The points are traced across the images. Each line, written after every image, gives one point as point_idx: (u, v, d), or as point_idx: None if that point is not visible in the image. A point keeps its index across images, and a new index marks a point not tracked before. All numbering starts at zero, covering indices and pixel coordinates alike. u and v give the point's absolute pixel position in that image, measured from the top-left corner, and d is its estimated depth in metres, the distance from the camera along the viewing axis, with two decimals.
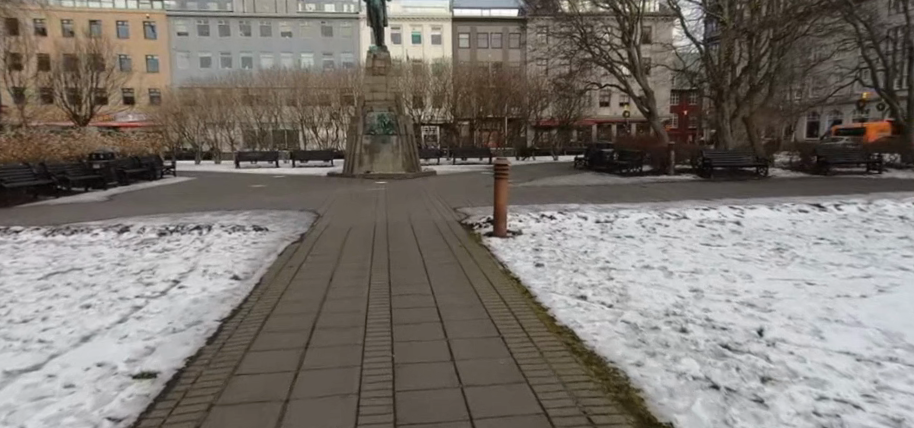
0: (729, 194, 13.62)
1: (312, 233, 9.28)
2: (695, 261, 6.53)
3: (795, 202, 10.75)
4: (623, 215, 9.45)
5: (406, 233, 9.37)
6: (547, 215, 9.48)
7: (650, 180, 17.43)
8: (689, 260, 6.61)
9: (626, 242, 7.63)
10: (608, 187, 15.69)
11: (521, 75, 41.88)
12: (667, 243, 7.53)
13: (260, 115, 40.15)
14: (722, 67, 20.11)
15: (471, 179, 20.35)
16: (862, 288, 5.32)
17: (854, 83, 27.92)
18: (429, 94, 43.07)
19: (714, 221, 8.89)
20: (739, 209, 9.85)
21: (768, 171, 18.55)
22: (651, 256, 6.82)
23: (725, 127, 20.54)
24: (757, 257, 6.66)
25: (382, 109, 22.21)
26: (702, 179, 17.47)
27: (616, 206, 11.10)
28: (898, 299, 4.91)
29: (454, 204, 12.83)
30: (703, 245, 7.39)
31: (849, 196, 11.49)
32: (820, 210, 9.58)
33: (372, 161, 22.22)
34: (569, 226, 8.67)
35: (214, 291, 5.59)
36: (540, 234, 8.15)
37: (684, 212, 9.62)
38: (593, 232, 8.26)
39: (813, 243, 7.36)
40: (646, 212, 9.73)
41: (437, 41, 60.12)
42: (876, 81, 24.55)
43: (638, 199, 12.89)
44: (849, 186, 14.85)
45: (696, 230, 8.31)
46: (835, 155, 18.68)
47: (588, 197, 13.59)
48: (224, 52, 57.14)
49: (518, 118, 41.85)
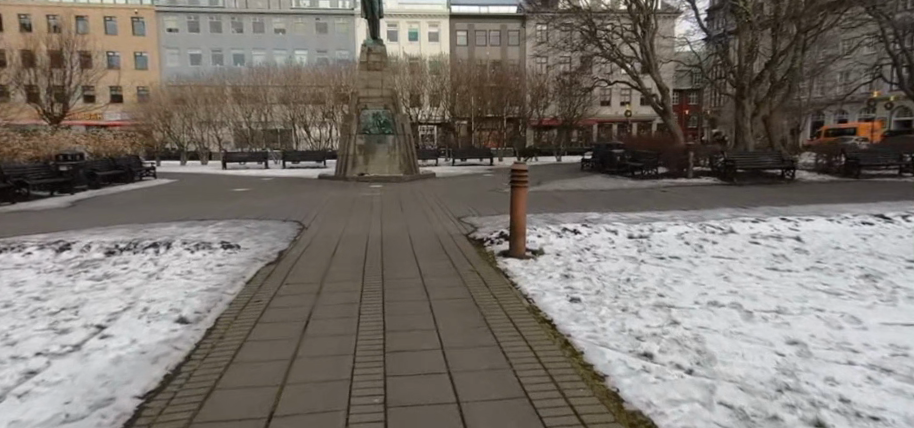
0: (764, 200, 12.25)
1: (292, 251, 7.81)
2: (774, 294, 5.12)
3: (849, 212, 9.41)
4: (659, 228, 8.08)
5: (404, 248, 7.91)
6: (571, 230, 8.09)
7: (668, 184, 16.07)
8: (765, 292, 5.21)
9: (674, 266, 6.23)
10: (625, 192, 14.32)
11: (521, 73, 40.53)
12: (726, 267, 6.14)
13: (250, 114, 38.42)
14: (743, 60, 18.66)
15: (474, 182, 18.98)
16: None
17: (874, 80, 26.58)
18: (427, 92, 41.52)
19: (770, 237, 7.51)
20: (792, 220, 8.47)
21: (795, 174, 17.16)
22: (714, 287, 5.42)
23: (745, 126, 19.13)
24: (849, 289, 5.28)
25: (378, 107, 20.82)
26: (724, 182, 16.12)
27: (644, 216, 9.70)
28: None
29: (457, 212, 11.40)
30: (771, 270, 5.99)
31: (906, 205, 10.17)
32: (886, 223, 8.20)
33: (366, 163, 20.83)
34: (599, 244, 7.29)
35: (145, 344, 4.16)
36: (567, 255, 6.75)
37: (729, 225, 8.24)
38: (630, 252, 6.86)
39: (905, 267, 6.01)
40: (684, 225, 8.35)
41: (434, 38, 58.67)
42: (900, 78, 23.23)
43: (663, 206, 11.51)
44: (890, 191, 13.54)
45: (753, 249, 6.93)
46: (866, 156, 17.31)
47: (606, 203, 12.21)
48: (215, 49, 55.56)
49: (517, 118, 40.58)
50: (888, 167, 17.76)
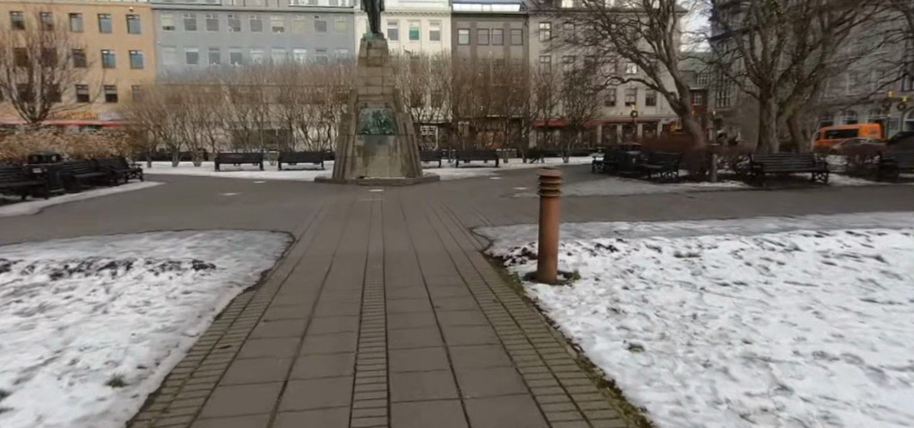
0: (806, 208, 11.07)
1: (275, 271, 6.58)
2: (901, 343, 3.90)
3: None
4: (709, 244, 6.91)
5: (409, 269, 6.71)
6: (605, 246, 6.89)
7: (691, 189, 14.94)
8: (885, 338, 4.00)
9: (746, 295, 5.02)
10: (648, 199, 13.17)
11: (525, 72, 39.43)
12: (812, 298, 4.94)
13: (246, 114, 37.35)
14: (769, 56, 17.53)
15: (479, 186, 17.83)
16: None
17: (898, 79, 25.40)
18: (429, 92, 40.39)
19: (846, 255, 6.31)
20: (861, 232, 7.24)
21: (827, 177, 16.07)
22: (813, 329, 4.21)
23: (770, 126, 18.03)
24: None
25: (378, 105, 19.69)
26: (751, 187, 14.99)
27: (682, 229, 8.50)
28: None
29: (467, 223, 10.22)
30: (871, 304, 4.79)
31: None
32: None
33: (366, 164, 19.73)
34: (643, 265, 6.09)
35: (53, 425, 2.94)
36: (610, 281, 5.55)
37: (791, 238, 7.04)
38: (685, 276, 5.66)
39: None
40: (737, 239, 7.12)
41: (436, 37, 57.58)
42: None
43: (696, 214, 10.35)
44: None
45: (834, 272, 5.73)
46: (903, 157, 16.21)
47: (630, 211, 11.04)
48: (212, 48, 54.37)
49: (522, 118, 39.46)
50: None
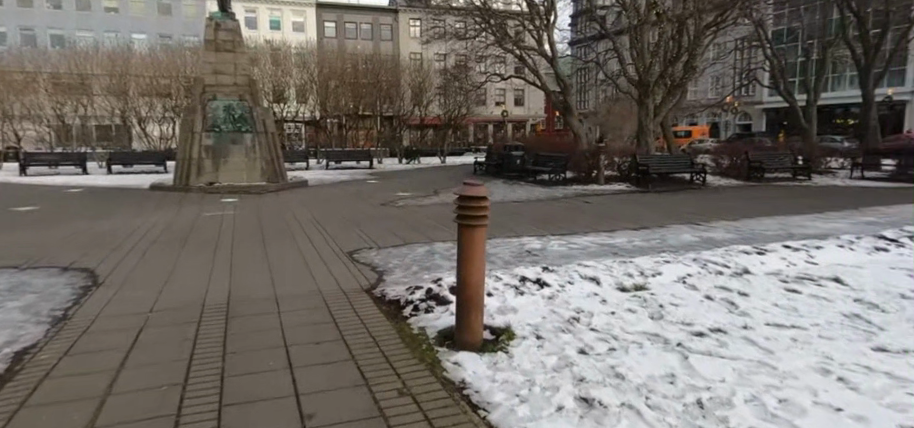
0: (704, 214, 10.70)
1: (45, 355, 4.15)
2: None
3: (825, 233, 7.88)
4: (648, 269, 5.72)
5: (265, 331, 4.64)
6: (531, 279, 5.40)
7: (581, 194, 14.41)
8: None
9: (738, 354, 3.70)
10: (543, 206, 12.21)
11: (398, 68, 37.61)
12: (816, 350, 3.72)
13: (64, 106, 31.24)
14: (645, 57, 17.79)
15: (356, 191, 15.84)
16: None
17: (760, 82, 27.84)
18: (293, 86, 37.13)
19: (804, 278, 5.36)
20: (795, 245, 6.51)
21: (704, 178, 16.54)
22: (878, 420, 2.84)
23: (647, 126, 18.50)
24: None
25: (230, 97, 16.68)
26: (638, 191, 14.85)
27: (599, 251, 7.34)
28: None
29: (344, 245, 8.25)
30: (891, 355, 3.62)
31: (865, 222, 9.02)
32: (899, 247, 6.45)
33: (216, 169, 16.66)
34: (588, 310, 4.65)
35: None
36: (558, 342, 3.99)
37: (734, 257, 6.08)
38: (647, 325, 4.27)
39: None
40: (676, 262, 5.99)
41: (300, 28, 53.74)
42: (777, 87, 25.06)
43: (602, 226, 9.41)
44: (809, 199, 12.92)
45: (809, 303, 4.67)
46: (768, 159, 17.89)
47: (532, 223, 9.86)
48: (24, 28, 45.53)
49: (394, 116, 37.76)
50: (785, 172, 18.55)
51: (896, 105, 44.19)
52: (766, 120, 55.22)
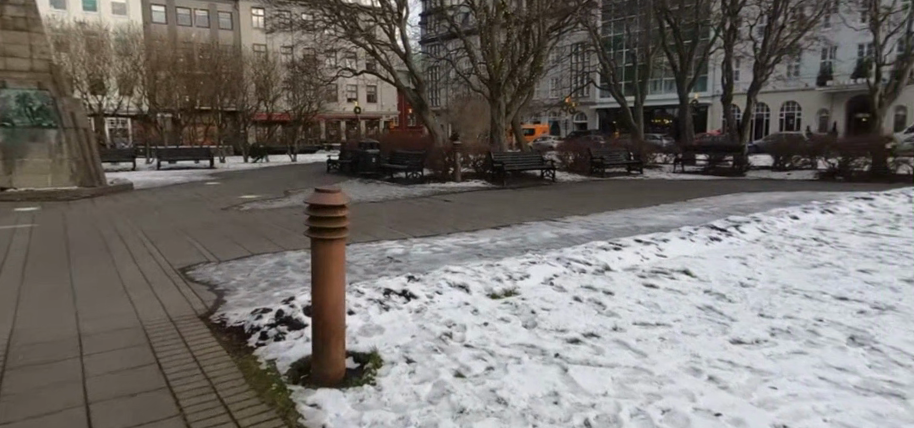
0: (558, 209, 11.20)
1: None
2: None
3: (665, 226, 8.52)
4: (516, 272, 5.58)
5: (58, 384, 3.57)
6: (398, 292, 4.94)
7: (440, 191, 14.43)
8: (831, 414, 2.79)
9: (614, 361, 3.55)
10: (403, 206, 11.86)
11: (241, 59, 34.82)
12: (684, 349, 3.72)
13: None
14: (496, 57, 18.31)
15: (193, 195, 14.12)
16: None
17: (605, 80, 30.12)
18: (114, 76, 32.53)
19: (658, 273, 5.59)
20: (645, 240, 6.87)
21: (553, 174, 17.57)
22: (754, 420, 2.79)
23: (500, 125, 19.39)
24: (911, 380, 3.19)
25: (26, 86, 13.83)
26: (495, 188, 15.28)
27: (464, 255, 7.15)
28: None
29: (176, 261, 7.08)
30: (747, 347, 3.73)
31: (694, 213, 10.01)
32: (728, 236, 7.14)
33: (9, 172, 13.62)
34: (460, 322, 4.31)
35: None
36: (430, 365, 3.56)
37: (594, 255, 6.20)
38: (521, 335, 4.03)
39: (853, 312, 4.32)
40: (541, 263, 5.95)
41: (120, 11, 47.41)
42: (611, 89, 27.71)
43: (464, 226, 9.33)
44: (645, 192, 14.26)
45: (667, 299, 4.80)
46: (607, 156, 19.55)
47: (393, 225, 9.47)
48: None
49: (237, 112, 34.79)
50: (621, 166, 20.50)
51: (701, 107, 51.35)
52: (598, 120, 61.01)
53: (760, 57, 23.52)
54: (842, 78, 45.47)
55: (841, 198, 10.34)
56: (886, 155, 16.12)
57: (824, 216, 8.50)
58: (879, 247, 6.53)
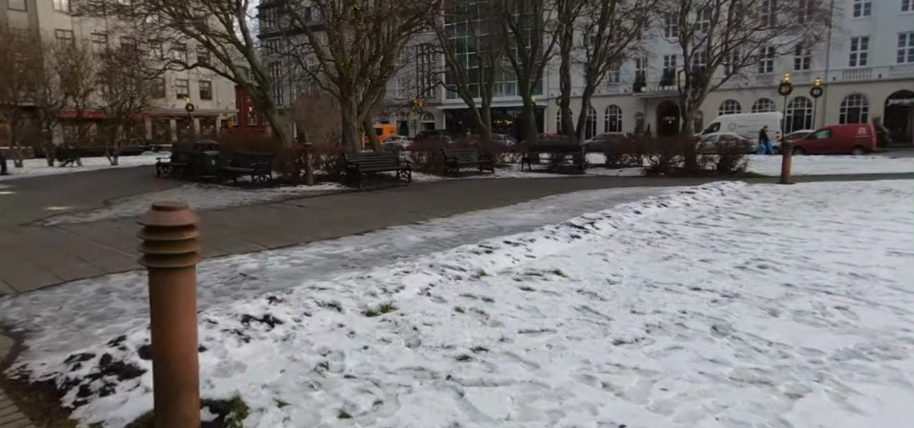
0: (419, 212, 11.05)
1: None
2: (748, 423, 2.74)
3: (527, 227, 8.75)
4: (390, 284, 5.21)
5: None
6: (258, 317, 4.30)
7: (292, 196, 13.51)
8: (720, 411, 2.87)
9: (509, 377, 3.36)
10: (252, 214, 10.82)
11: (40, 45, 29.56)
12: (574, 355, 3.66)
13: None
14: (346, 54, 17.75)
15: None
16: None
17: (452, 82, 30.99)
18: None
19: (531, 275, 5.61)
20: (513, 240, 6.93)
21: (409, 175, 17.47)
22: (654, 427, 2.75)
23: (352, 124, 18.85)
24: (772, 365, 3.45)
25: None
26: (351, 190, 14.74)
27: (331, 267, 6.59)
28: None
29: None
30: (629, 346, 3.80)
31: (549, 211, 10.49)
32: (586, 233, 7.50)
33: None
34: (336, 349, 3.83)
35: None
36: (309, 407, 3.05)
37: (467, 259, 6.07)
38: (406, 358, 3.67)
39: (709, 301, 4.67)
40: (415, 271, 5.65)
41: None
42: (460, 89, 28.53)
43: (323, 235, 8.73)
44: (499, 191, 14.75)
45: (545, 301, 4.79)
46: (460, 156, 19.98)
47: (242, 236, 8.53)
48: None
49: (35, 107, 29.38)
50: (474, 166, 21.10)
51: (539, 109, 55.29)
52: (446, 120, 62.69)
53: (592, 65, 25.81)
54: (652, 85, 51.93)
55: (669, 193, 11.57)
56: (695, 153, 18.57)
57: (661, 210, 9.39)
58: (710, 237, 7.32)
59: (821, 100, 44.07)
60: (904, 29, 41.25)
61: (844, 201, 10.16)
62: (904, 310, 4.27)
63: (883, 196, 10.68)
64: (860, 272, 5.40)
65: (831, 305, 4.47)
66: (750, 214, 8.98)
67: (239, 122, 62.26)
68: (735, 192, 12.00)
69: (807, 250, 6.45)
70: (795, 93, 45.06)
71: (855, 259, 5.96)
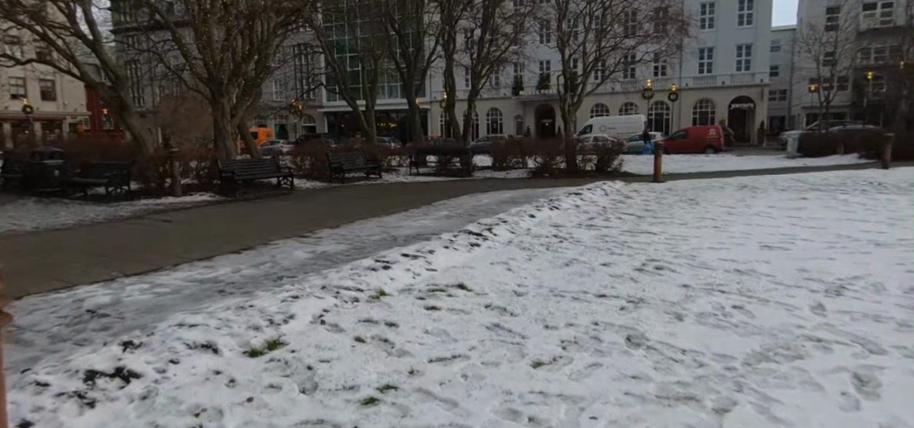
0: (305, 224, 10.19)
1: None
2: None
3: (422, 237, 8.35)
4: (276, 313, 4.54)
5: None
6: (109, 371, 3.48)
7: (155, 209, 11.99)
8: None
9: (424, 421, 2.93)
10: (104, 232, 9.35)
11: None
12: (493, 385, 3.31)
13: None
14: (215, 51, 16.26)
15: None
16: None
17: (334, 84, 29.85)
18: None
19: (435, 292, 5.23)
20: (411, 252, 6.50)
21: (291, 182, 16.38)
22: None
23: (225, 128, 17.31)
24: (692, 377, 3.33)
25: None
26: (226, 201, 13.45)
27: (204, 296, 5.71)
28: None
29: None
30: (549, 369, 3.53)
31: (443, 217, 10.18)
32: (484, 241, 7.27)
33: None
34: (212, 405, 3.16)
35: None
36: None
37: (364, 277, 5.53)
38: (303, 410, 3.10)
39: (617, 309, 4.59)
40: (306, 296, 5.00)
41: None
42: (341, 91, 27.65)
43: (193, 255, 7.69)
44: (389, 197, 14.21)
45: (452, 322, 4.43)
46: (345, 161, 19.14)
47: (92, 262, 7.25)
48: None
49: None
50: (360, 170, 20.34)
51: (422, 112, 55.54)
52: (328, 124, 60.81)
53: (474, 68, 26.20)
54: (530, 89, 54.20)
55: (558, 194, 11.79)
56: (576, 154, 19.38)
57: (553, 212, 9.45)
58: (603, 239, 7.42)
59: (676, 104, 48.78)
60: (740, 41, 46.96)
61: (712, 198, 10.97)
62: (792, 305, 4.45)
63: (742, 192, 11.70)
64: (744, 268, 5.64)
65: (730, 305, 4.54)
66: (634, 214, 9.35)
67: (91, 125, 55.63)
68: (616, 191, 12.54)
69: (693, 248, 6.71)
70: (654, 97, 49.42)
71: (735, 254, 6.28)
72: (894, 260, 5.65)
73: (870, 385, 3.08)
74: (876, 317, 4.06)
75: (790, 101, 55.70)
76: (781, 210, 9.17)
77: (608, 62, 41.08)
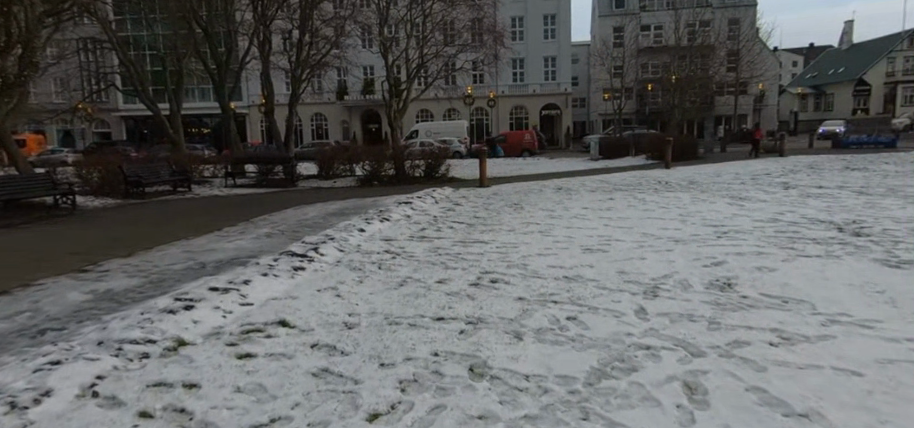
0: (89, 254, 8.35)
1: None
2: None
3: (237, 262, 7.30)
4: (24, 392, 3.38)
5: None
6: None
7: None
8: None
9: None
10: None
11: None
12: None
13: None
14: None
15: None
16: (823, 395, 3.04)
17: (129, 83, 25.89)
18: None
19: (250, 334, 4.43)
20: (222, 285, 5.54)
21: (72, 200, 13.57)
22: None
23: None
24: (538, 407, 3.12)
25: None
26: None
27: None
28: (856, 421, 2.77)
29: None
30: (387, 421, 3.06)
31: (264, 236, 9.12)
32: (311, 263, 6.54)
33: None
34: None
35: None
36: None
37: (156, 324, 4.49)
38: None
39: (457, 333, 4.28)
40: (72, 359, 3.86)
41: None
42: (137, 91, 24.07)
43: None
44: (201, 214, 12.48)
45: (270, 372, 3.72)
46: (146, 173, 16.54)
47: None
48: None
49: None
50: (166, 184, 17.76)
51: (240, 117, 51.47)
52: (126, 128, 52.97)
53: (296, 71, 24.73)
54: (355, 94, 53.34)
55: (388, 204, 11.41)
56: (404, 160, 19.22)
57: (384, 225, 9.01)
58: (437, 252, 7.18)
59: (495, 110, 51.96)
60: (546, 53, 51.64)
61: (534, 202, 11.52)
62: (619, 311, 4.57)
63: (558, 195, 12.50)
64: (572, 275, 5.78)
65: (564, 317, 4.53)
66: (465, 222, 9.34)
67: None
68: (446, 198, 12.57)
69: (523, 255, 6.78)
70: (476, 103, 51.96)
71: (562, 260, 6.46)
72: (692, 255, 6.27)
73: (698, 392, 3.15)
74: (689, 316, 4.33)
75: (588, 108, 62.80)
76: (594, 211, 9.88)
77: (431, 69, 42.11)
